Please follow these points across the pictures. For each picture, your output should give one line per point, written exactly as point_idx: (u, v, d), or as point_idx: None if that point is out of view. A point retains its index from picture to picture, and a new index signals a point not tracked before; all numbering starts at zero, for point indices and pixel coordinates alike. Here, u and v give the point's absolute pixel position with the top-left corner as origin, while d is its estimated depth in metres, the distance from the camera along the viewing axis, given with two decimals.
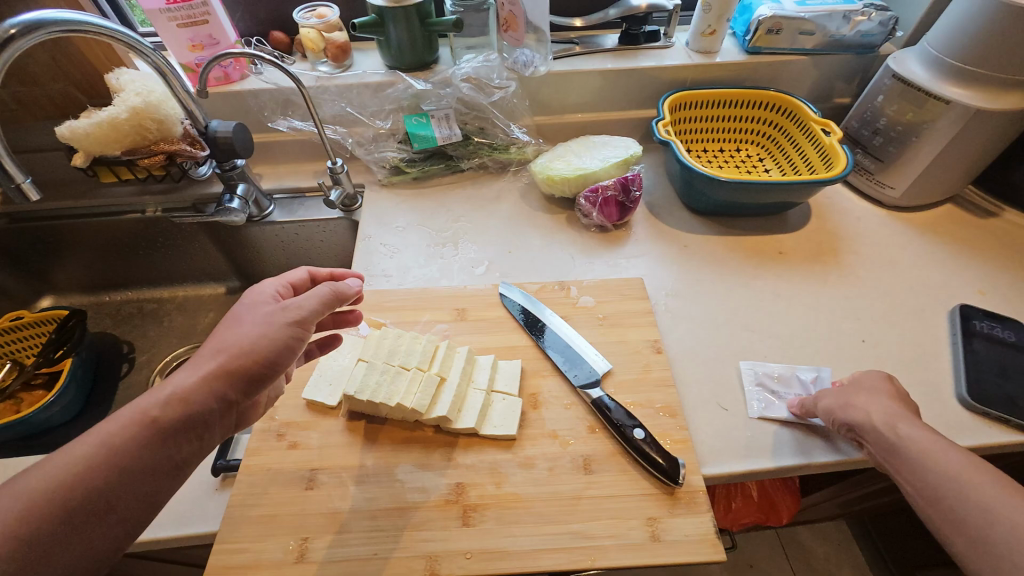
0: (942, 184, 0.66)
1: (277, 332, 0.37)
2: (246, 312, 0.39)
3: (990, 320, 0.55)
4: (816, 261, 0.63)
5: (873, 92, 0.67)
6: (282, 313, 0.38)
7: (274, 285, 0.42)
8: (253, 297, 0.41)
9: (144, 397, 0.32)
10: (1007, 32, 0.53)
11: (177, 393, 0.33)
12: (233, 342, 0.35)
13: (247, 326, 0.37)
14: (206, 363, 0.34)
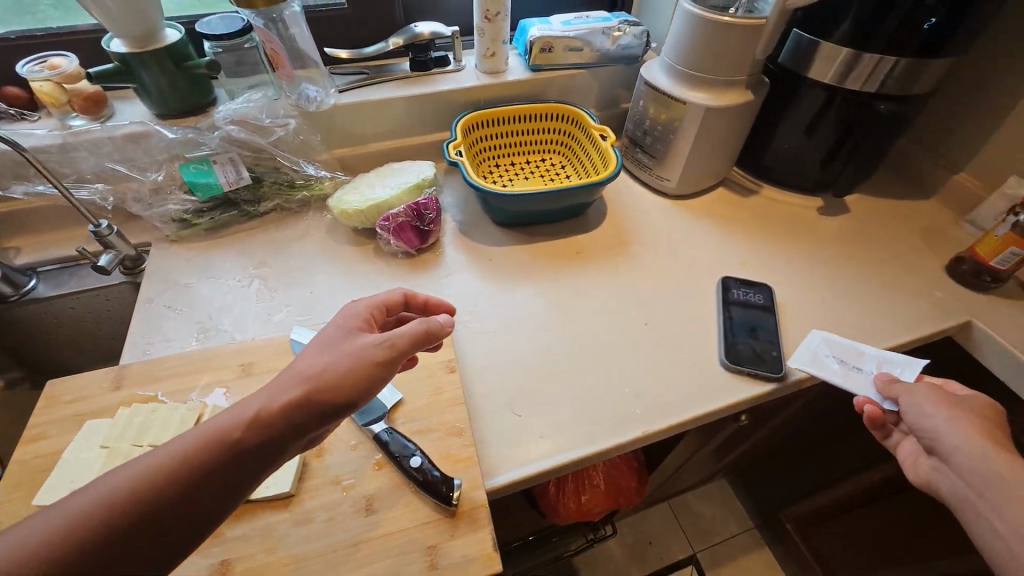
0: (705, 172, 0.75)
1: (369, 360, 0.36)
2: (324, 341, 0.37)
3: (744, 287, 0.63)
4: (607, 256, 0.68)
5: (635, 98, 0.75)
6: (387, 341, 0.37)
7: (365, 310, 0.42)
8: (333, 324, 0.40)
9: (211, 421, 0.30)
10: (711, 41, 0.62)
11: (257, 415, 0.31)
12: (321, 371, 0.34)
13: (333, 355, 0.36)
14: (291, 392, 0.33)
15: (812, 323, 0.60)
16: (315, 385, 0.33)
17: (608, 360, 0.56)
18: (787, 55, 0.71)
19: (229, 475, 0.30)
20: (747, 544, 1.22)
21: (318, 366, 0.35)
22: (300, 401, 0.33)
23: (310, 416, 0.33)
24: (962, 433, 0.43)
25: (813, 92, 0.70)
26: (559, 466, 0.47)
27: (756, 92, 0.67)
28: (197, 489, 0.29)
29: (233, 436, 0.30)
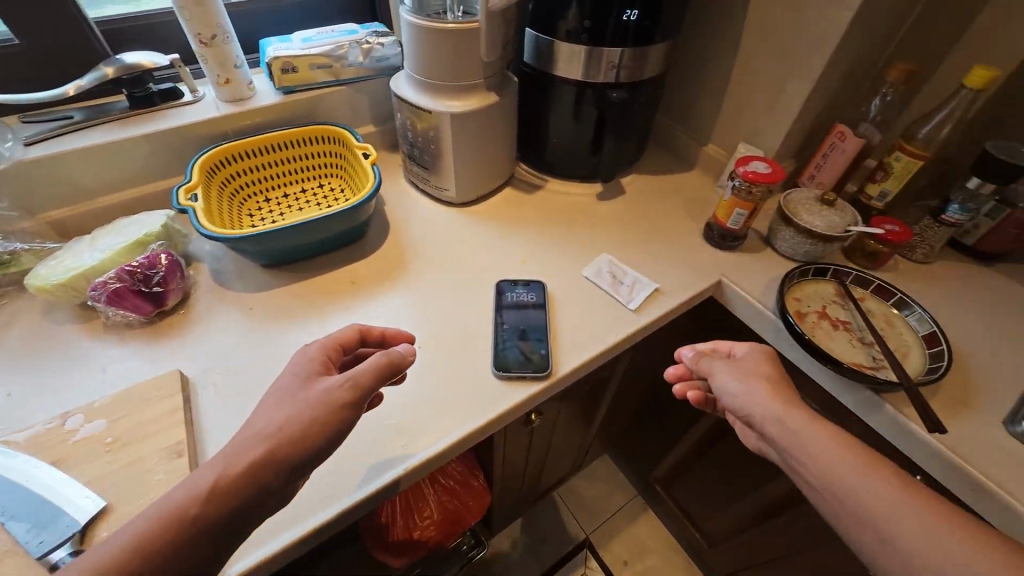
0: (481, 175, 0.75)
1: (331, 409, 0.39)
2: (280, 393, 0.40)
3: (518, 288, 0.63)
4: (385, 280, 0.65)
5: (395, 111, 0.72)
6: (346, 386, 0.40)
7: (319, 353, 0.44)
8: (288, 372, 0.42)
9: (173, 491, 0.35)
10: (436, 49, 0.61)
11: (218, 482, 0.35)
12: (279, 426, 0.38)
13: (291, 408, 0.39)
14: (254, 449, 0.36)
15: (582, 310, 0.62)
16: (276, 441, 0.37)
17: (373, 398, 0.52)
18: (532, 55, 0.74)
19: (215, 527, 0.35)
20: (633, 512, 1.29)
21: (274, 422, 0.38)
22: (268, 457, 0.36)
23: (275, 468, 0.37)
24: (747, 382, 0.45)
25: (561, 87, 0.74)
26: (312, 531, 0.43)
27: (501, 92, 0.68)
28: (182, 547, 0.33)
29: (208, 497, 0.34)
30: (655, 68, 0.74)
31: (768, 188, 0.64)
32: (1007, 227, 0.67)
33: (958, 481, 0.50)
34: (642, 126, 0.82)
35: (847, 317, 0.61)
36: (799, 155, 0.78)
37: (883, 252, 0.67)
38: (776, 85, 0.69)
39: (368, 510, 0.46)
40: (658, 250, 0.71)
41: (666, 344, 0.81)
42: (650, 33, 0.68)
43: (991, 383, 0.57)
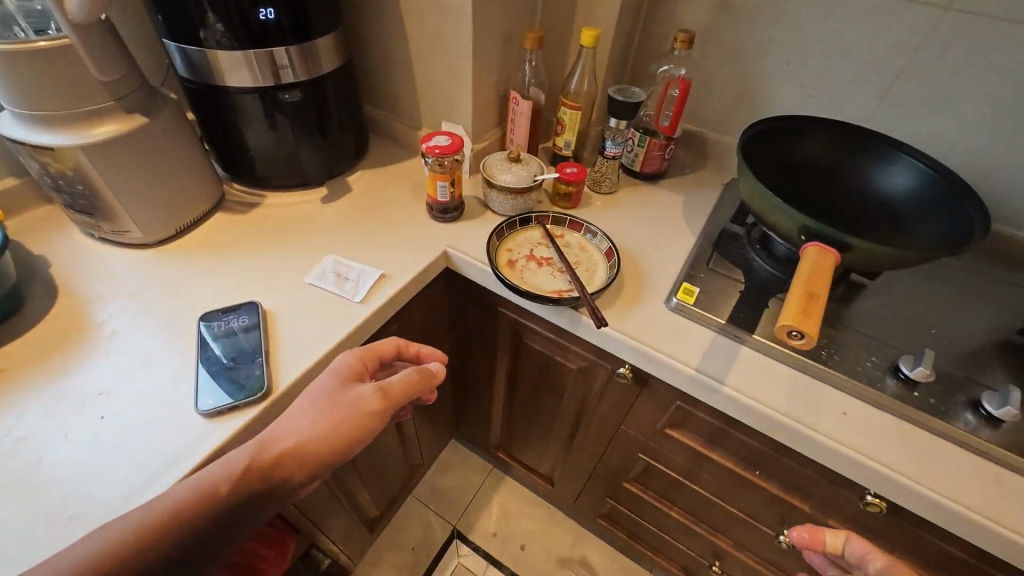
0: (171, 207, 0.67)
1: (359, 411, 0.48)
2: (321, 395, 0.49)
3: (227, 315, 0.59)
4: (51, 357, 0.55)
5: (19, 157, 0.59)
6: (375, 395, 0.50)
7: (357, 362, 0.53)
8: (329, 374, 0.52)
9: (208, 470, 0.42)
10: (24, 75, 0.52)
11: (244, 467, 0.43)
12: (313, 427, 0.47)
13: (323, 414, 0.48)
14: (290, 442, 0.45)
15: (306, 317, 0.61)
16: (312, 438, 0.46)
17: (30, 487, 0.45)
18: (187, 67, 0.67)
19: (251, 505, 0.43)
20: (492, 484, 1.34)
21: (315, 421, 0.47)
22: (307, 447, 0.46)
23: (312, 461, 0.45)
24: None
25: (234, 97, 0.69)
26: None
27: (149, 113, 0.61)
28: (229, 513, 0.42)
29: (242, 477, 0.43)
30: (333, 62, 0.75)
31: (456, 158, 0.70)
32: (653, 149, 0.85)
33: (637, 356, 0.62)
34: (349, 121, 0.82)
35: (548, 254, 0.71)
36: (496, 123, 0.87)
37: (572, 192, 0.79)
38: (446, 63, 0.75)
39: None
40: (386, 237, 0.73)
41: (435, 322, 0.84)
42: (305, 28, 0.67)
43: (655, 274, 0.71)
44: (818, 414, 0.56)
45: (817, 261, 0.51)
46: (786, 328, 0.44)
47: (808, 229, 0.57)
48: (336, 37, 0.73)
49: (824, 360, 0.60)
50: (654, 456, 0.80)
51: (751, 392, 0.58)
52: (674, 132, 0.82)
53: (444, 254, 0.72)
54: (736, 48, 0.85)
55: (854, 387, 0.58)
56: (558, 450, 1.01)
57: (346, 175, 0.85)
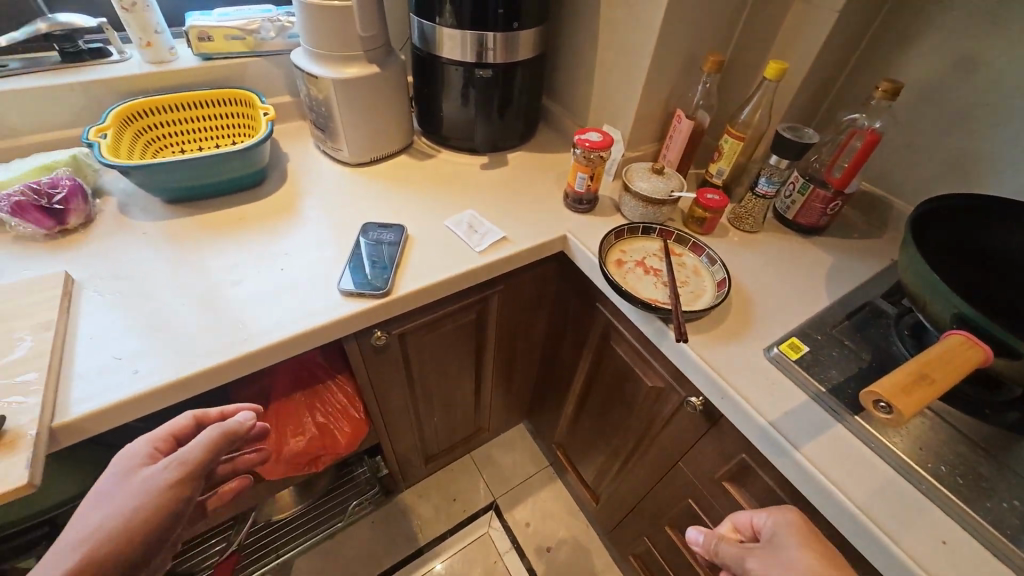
0: (374, 140, 0.86)
1: (148, 494, 0.43)
2: (102, 496, 0.43)
3: (381, 229, 0.74)
4: (268, 220, 0.76)
5: (297, 81, 0.82)
6: (169, 469, 0.44)
7: (144, 448, 0.47)
8: (109, 473, 0.45)
9: (71, 535, 0.40)
10: (319, 23, 0.73)
11: (95, 535, 0.40)
12: (100, 520, 0.41)
13: (115, 502, 0.42)
14: (66, 561, 0.39)
15: (435, 250, 0.73)
16: (123, 509, 0.42)
17: (228, 309, 0.63)
18: (419, 38, 0.85)
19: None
20: (542, 479, 1.37)
21: (110, 505, 0.42)
22: (105, 536, 0.40)
23: (128, 535, 0.41)
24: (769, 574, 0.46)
25: (444, 67, 0.85)
26: (147, 392, 0.53)
27: (383, 67, 0.79)
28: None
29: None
30: (528, 54, 0.86)
31: (603, 154, 0.75)
32: (815, 200, 0.78)
33: (713, 389, 0.60)
34: (524, 107, 0.94)
35: (659, 266, 0.72)
36: (656, 137, 0.89)
37: (707, 217, 0.77)
38: (623, 71, 0.81)
39: (206, 385, 0.57)
40: (520, 210, 0.82)
41: (537, 300, 0.91)
42: (513, 21, 0.80)
43: (765, 321, 0.67)
44: (906, 525, 0.48)
45: (954, 346, 0.44)
46: (874, 396, 0.40)
47: (963, 316, 0.49)
48: (537, 33, 0.84)
49: (941, 475, 0.51)
50: (704, 508, 0.75)
51: (829, 470, 0.52)
52: (845, 188, 0.75)
53: (563, 237, 0.78)
54: (962, 112, 0.73)
55: (970, 519, 0.48)
56: (612, 469, 1.00)
57: (508, 153, 0.97)
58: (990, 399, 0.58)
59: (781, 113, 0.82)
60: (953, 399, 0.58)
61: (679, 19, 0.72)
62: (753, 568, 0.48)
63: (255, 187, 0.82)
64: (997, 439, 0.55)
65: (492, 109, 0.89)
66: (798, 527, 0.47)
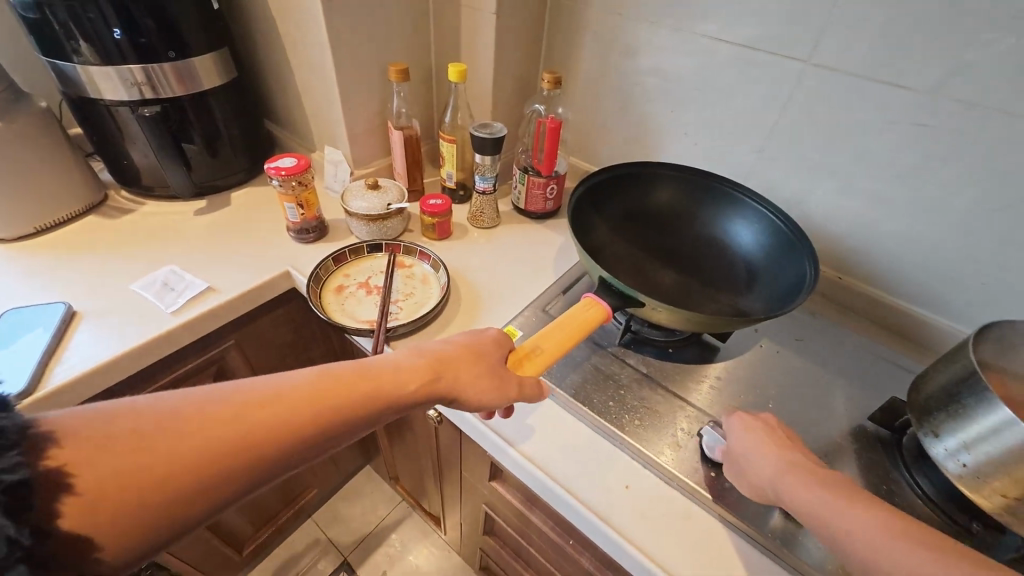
0: (32, 206, 0.71)
1: (476, 378, 0.45)
2: (443, 349, 0.46)
3: (36, 314, 0.61)
4: None
5: None
6: (501, 375, 0.46)
7: (495, 336, 0.49)
8: (465, 336, 0.48)
9: (391, 365, 0.43)
10: None
11: (403, 383, 0.43)
12: (429, 368, 0.44)
13: (441, 363, 0.45)
14: (396, 378, 0.43)
15: (114, 324, 0.62)
16: (435, 372, 0.44)
17: None
18: (61, 80, 0.71)
19: (358, 420, 0.40)
20: (397, 518, 1.29)
21: (414, 365, 0.44)
22: (424, 380, 0.43)
23: (398, 403, 0.42)
24: (786, 476, 0.44)
25: (110, 109, 0.72)
26: None
27: (3, 117, 0.65)
28: (322, 430, 0.39)
29: (345, 392, 0.40)
30: (214, 81, 0.77)
31: (301, 179, 0.70)
32: (534, 188, 0.83)
33: None
34: (237, 138, 0.84)
35: (382, 283, 0.70)
36: (384, 153, 0.88)
37: (436, 223, 0.78)
38: (318, 89, 0.77)
39: None
40: (235, 253, 0.74)
41: (298, 346, 0.84)
42: (169, 48, 0.69)
43: (489, 314, 0.68)
44: (593, 483, 0.51)
45: (570, 317, 0.51)
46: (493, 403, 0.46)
47: (605, 281, 0.54)
48: (216, 57, 0.76)
49: (623, 425, 0.55)
50: (493, 507, 0.74)
51: (532, 451, 0.53)
52: (551, 171, 0.80)
53: (285, 274, 0.71)
54: (627, 95, 0.83)
55: (652, 463, 0.52)
56: (434, 494, 0.96)
57: (235, 191, 0.88)
58: (672, 340, 0.65)
59: (488, 111, 0.86)
60: (645, 348, 0.64)
61: (345, 33, 0.70)
62: (749, 465, 0.47)
63: None
64: (675, 376, 0.61)
65: (192, 147, 0.78)
66: (759, 425, 0.49)
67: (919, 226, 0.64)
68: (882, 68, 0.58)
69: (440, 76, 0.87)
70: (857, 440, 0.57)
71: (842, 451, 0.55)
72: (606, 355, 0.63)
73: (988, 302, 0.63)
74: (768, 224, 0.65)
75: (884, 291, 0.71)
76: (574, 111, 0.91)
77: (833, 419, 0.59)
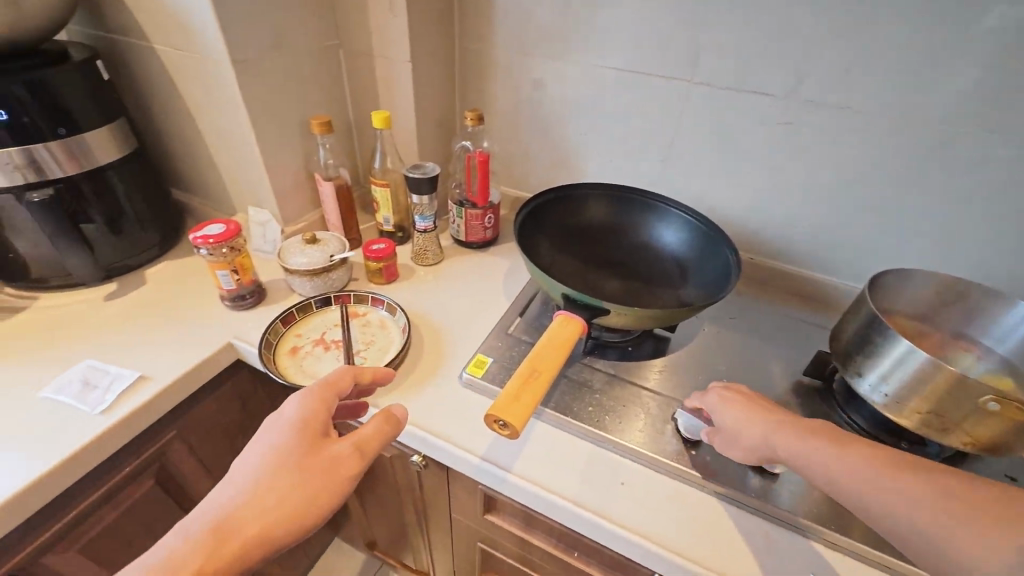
0: None
1: (304, 483, 0.42)
2: (247, 474, 0.41)
3: None
4: None
5: None
6: (337, 456, 0.44)
7: (314, 412, 0.45)
8: (270, 436, 0.44)
9: (170, 553, 0.36)
10: None
11: (208, 552, 0.37)
12: (234, 514, 0.39)
13: (253, 498, 0.40)
14: (187, 559, 0.36)
15: (29, 439, 0.53)
16: (247, 517, 0.39)
17: None
18: None
19: None
20: None
21: (214, 537, 0.38)
22: (240, 530, 0.39)
23: None
24: None
25: None
26: None
27: None
28: None
29: None
30: (114, 155, 0.71)
31: (234, 244, 0.67)
32: (473, 219, 0.85)
33: (420, 444, 0.58)
34: (146, 211, 0.78)
35: (339, 335, 0.68)
36: (313, 207, 0.86)
37: (382, 267, 0.77)
38: (236, 150, 0.75)
39: None
40: (164, 334, 0.67)
41: (251, 421, 0.77)
42: (57, 125, 0.64)
43: (455, 347, 0.68)
44: (589, 488, 0.53)
45: (554, 338, 0.53)
46: (494, 418, 0.46)
47: (568, 296, 0.58)
48: (114, 129, 0.70)
49: (606, 426, 0.58)
50: (491, 543, 0.73)
51: (528, 471, 0.54)
52: (487, 201, 0.83)
53: (229, 345, 0.66)
54: (542, 124, 0.89)
55: (641, 455, 0.55)
56: (420, 548, 0.91)
57: (146, 268, 0.80)
58: (630, 339, 0.70)
59: (415, 152, 0.88)
60: (607, 351, 0.69)
61: (259, 91, 0.69)
62: None
63: None
64: (639, 371, 0.66)
65: (94, 227, 0.71)
66: None
67: (804, 205, 0.76)
68: (749, 82, 0.70)
69: (360, 124, 0.87)
70: (799, 395, 0.65)
71: (790, 407, 0.63)
72: (576, 364, 0.66)
73: (866, 259, 0.76)
74: (687, 224, 0.74)
75: (790, 264, 0.82)
76: (496, 144, 0.96)
77: (777, 382, 0.66)
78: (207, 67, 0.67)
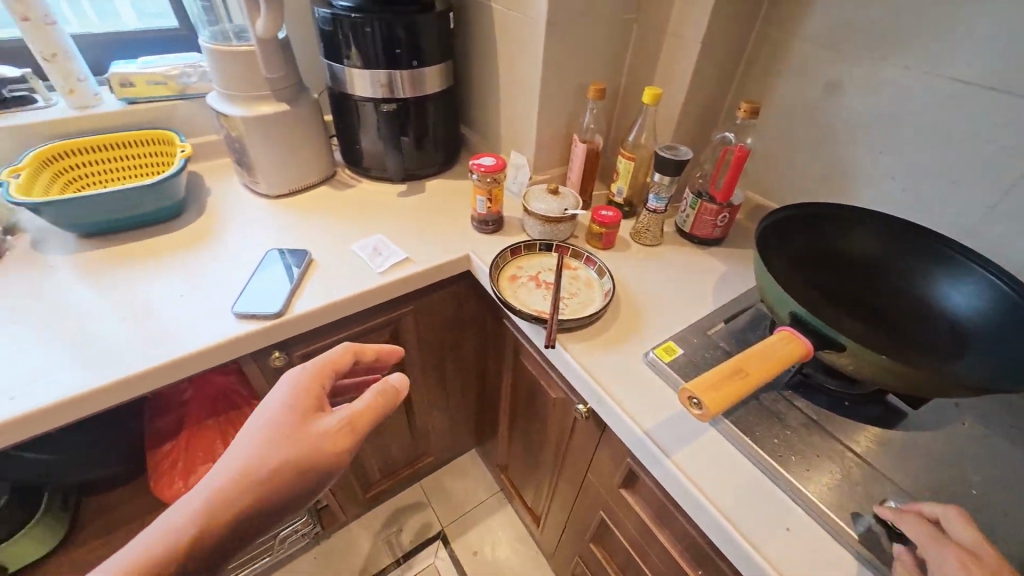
0: (292, 174, 0.91)
1: (321, 433, 0.49)
2: (256, 429, 0.48)
3: (288, 255, 0.78)
4: (184, 245, 0.81)
5: (215, 121, 0.87)
6: (336, 424, 0.50)
7: (310, 384, 0.53)
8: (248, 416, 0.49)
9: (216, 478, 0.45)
10: (232, 68, 0.79)
11: (255, 474, 0.45)
12: (259, 454, 0.46)
13: (269, 444, 0.47)
14: (228, 483, 0.44)
15: (338, 274, 0.76)
16: (267, 458, 0.46)
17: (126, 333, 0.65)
18: (331, 78, 0.90)
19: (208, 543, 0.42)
20: (493, 505, 1.35)
21: (245, 471, 0.45)
22: (266, 466, 0.46)
23: (251, 506, 0.44)
24: None
25: (359, 104, 0.89)
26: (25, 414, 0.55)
27: (292, 103, 0.84)
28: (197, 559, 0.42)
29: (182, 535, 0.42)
30: (436, 88, 0.90)
31: (498, 177, 0.80)
32: (706, 213, 0.82)
33: (592, 397, 0.62)
34: (441, 136, 0.98)
35: (551, 279, 0.76)
36: (561, 163, 0.94)
37: (603, 233, 0.82)
38: (520, 101, 0.87)
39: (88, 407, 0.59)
40: (428, 233, 0.86)
41: (459, 322, 0.94)
42: (414, 58, 0.84)
43: (648, 326, 0.70)
44: (749, 516, 0.50)
45: (771, 348, 0.50)
46: (688, 395, 0.47)
47: (799, 317, 0.53)
48: (443, 67, 0.89)
49: (790, 466, 0.53)
50: (613, 517, 0.75)
51: (688, 467, 0.53)
52: (729, 199, 0.79)
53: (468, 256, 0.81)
54: (824, 132, 0.79)
55: (822, 514, 0.49)
56: (544, 489, 1.00)
57: (426, 180, 1.02)
58: (851, 393, 0.61)
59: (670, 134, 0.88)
60: (816, 395, 0.61)
61: (558, 54, 0.79)
62: None
63: (171, 219, 0.86)
64: (851, 430, 0.57)
65: (407, 140, 0.93)
66: None
67: None
68: None
69: (627, 97, 0.91)
70: None
71: None
72: (774, 392, 0.60)
73: None
74: (990, 290, 0.58)
75: None
76: (758, 143, 0.89)
77: None
78: (526, 26, 0.78)
